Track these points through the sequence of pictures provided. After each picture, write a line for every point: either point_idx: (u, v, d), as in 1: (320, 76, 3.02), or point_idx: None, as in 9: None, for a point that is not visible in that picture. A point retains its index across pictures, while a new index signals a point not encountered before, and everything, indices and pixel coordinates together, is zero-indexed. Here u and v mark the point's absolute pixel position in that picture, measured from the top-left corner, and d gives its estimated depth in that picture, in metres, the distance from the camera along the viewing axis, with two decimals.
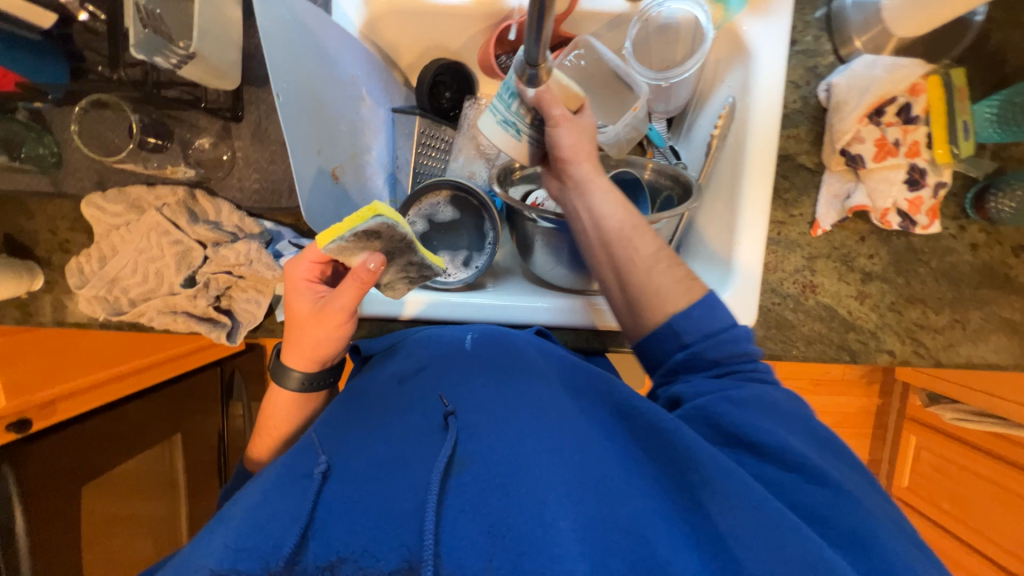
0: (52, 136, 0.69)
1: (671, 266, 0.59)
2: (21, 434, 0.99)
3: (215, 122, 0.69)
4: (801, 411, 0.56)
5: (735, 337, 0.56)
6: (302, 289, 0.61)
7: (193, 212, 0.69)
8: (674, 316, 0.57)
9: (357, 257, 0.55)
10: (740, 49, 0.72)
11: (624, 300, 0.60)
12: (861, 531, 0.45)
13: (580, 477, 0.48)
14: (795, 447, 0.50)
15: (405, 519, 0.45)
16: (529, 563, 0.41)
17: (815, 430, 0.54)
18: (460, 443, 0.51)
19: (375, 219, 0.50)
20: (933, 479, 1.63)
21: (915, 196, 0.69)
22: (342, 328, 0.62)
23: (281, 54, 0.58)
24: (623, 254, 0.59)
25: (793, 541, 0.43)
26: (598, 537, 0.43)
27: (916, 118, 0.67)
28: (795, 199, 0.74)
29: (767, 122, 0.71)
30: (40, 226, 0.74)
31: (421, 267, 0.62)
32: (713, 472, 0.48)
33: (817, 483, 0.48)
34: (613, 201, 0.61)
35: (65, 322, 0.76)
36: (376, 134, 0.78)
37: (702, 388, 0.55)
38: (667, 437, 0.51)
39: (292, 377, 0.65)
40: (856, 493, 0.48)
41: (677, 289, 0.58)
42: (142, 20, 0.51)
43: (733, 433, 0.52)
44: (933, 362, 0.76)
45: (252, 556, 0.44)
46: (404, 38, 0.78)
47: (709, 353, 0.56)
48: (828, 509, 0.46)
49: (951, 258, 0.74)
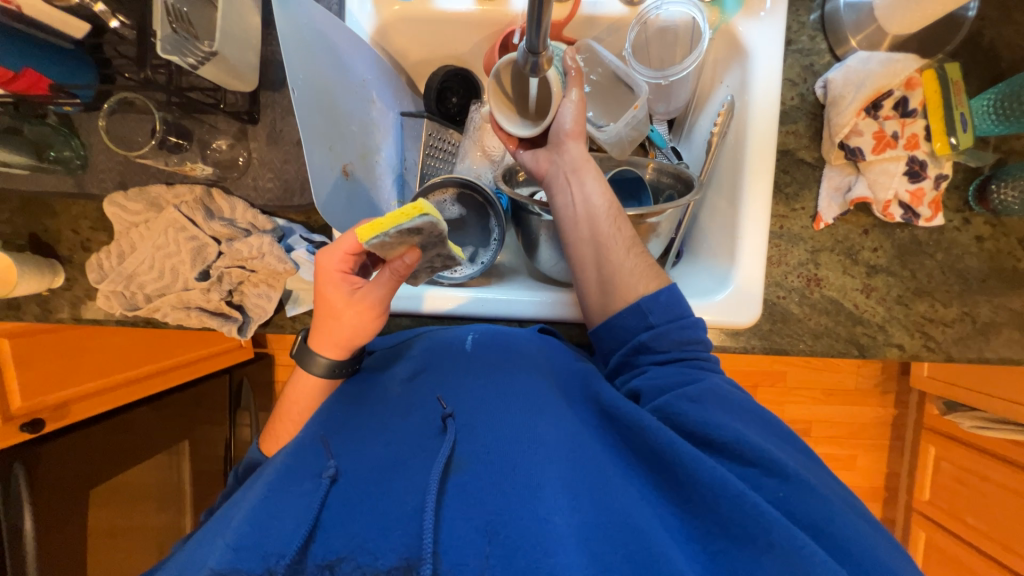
0: (79, 139, 0.73)
1: (642, 254, 0.62)
2: (33, 434, 1.00)
3: (232, 125, 0.72)
4: (752, 406, 0.58)
5: (695, 326, 0.60)
6: (336, 280, 0.59)
7: (209, 209, 0.72)
8: (643, 297, 0.60)
9: (395, 251, 0.55)
10: (738, 49, 0.74)
11: (599, 286, 0.63)
12: (820, 518, 0.46)
13: (574, 474, 0.48)
14: (750, 439, 0.51)
15: (406, 518, 0.44)
16: (524, 559, 0.41)
17: (765, 421, 0.57)
18: (458, 444, 0.50)
19: (422, 218, 0.50)
20: (956, 492, 1.57)
21: (916, 187, 0.70)
22: (374, 321, 0.62)
23: (297, 55, 0.61)
24: (608, 233, 0.62)
25: (772, 531, 0.43)
26: (592, 532, 0.44)
27: (913, 111, 0.69)
28: (797, 193, 0.75)
29: (767, 118, 0.72)
30: (63, 226, 0.77)
31: (447, 259, 0.62)
32: (697, 465, 0.48)
33: (778, 478, 0.48)
34: (601, 188, 0.64)
35: (83, 319, 0.78)
36: (386, 136, 0.81)
37: (660, 377, 0.58)
38: (651, 433, 0.51)
39: (318, 363, 0.64)
40: (812, 481, 0.49)
41: (640, 275, 0.61)
42: (171, 23, 0.54)
43: (698, 434, 0.52)
44: (944, 356, 0.75)
45: (252, 556, 0.43)
46: (414, 45, 0.81)
47: (671, 336, 0.59)
48: (788, 502, 0.47)
49: (957, 251, 0.74)
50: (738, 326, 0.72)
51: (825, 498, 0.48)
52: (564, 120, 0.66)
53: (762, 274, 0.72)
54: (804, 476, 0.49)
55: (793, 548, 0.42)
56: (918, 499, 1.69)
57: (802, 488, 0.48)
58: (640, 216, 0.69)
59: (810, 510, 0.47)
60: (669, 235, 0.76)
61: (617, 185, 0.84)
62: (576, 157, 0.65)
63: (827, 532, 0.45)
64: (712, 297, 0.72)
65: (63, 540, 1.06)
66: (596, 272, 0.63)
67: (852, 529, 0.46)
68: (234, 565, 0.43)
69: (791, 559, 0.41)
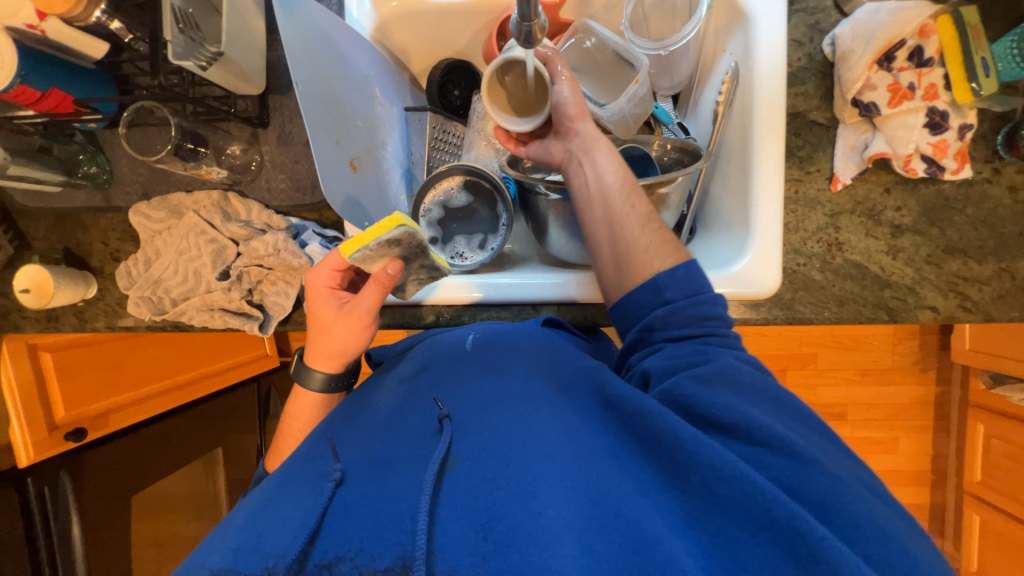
0: (105, 155, 0.77)
1: (658, 229, 0.61)
2: (77, 442, 1.04)
3: (245, 130, 0.75)
4: (768, 387, 0.54)
5: (714, 303, 0.58)
6: (325, 296, 0.65)
7: (226, 212, 0.74)
8: (659, 273, 0.58)
9: (376, 264, 0.59)
10: (738, 15, 0.73)
11: (613, 263, 0.62)
12: (831, 496, 0.43)
13: (570, 466, 0.46)
14: (759, 420, 0.47)
15: (401, 517, 0.43)
16: (517, 555, 0.39)
17: (777, 401, 0.52)
18: (455, 444, 0.49)
19: (398, 229, 0.55)
20: (1010, 470, 1.47)
21: (939, 139, 0.67)
22: (364, 331, 0.65)
23: (301, 55, 0.63)
24: (621, 210, 0.61)
25: (779, 507, 0.40)
26: (588, 523, 0.42)
27: (929, 60, 0.66)
28: (810, 156, 0.73)
29: (774, 82, 0.70)
30: (94, 239, 0.81)
31: (431, 270, 0.67)
32: (697, 446, 0.45)
33: (783, 456, 0.45)
34: (614, 161, 0.63)
35: (116, 326, 0.81)
36: (391, 131, 0.82)
37: (676, 356, 0.54)
38: (653, 419, 0.48)
39: (315, 378, 0.67)
40: (820, 460, 0.46)
41: (660, 251, 0.60)
42: (180, 28, 0.57)
43: (705, 416, 0.49)
44: (984, 316, 0.71)
45: (253, 558, 0.43)
46: (414, 42, 0.83)
47: (688, 312, 0.56)
48: (794, 480, 0.44)
49: (989, 204, 0.71)
50: (759, 296, 0.70)
51: (835, 477, 0.44)
52: (567, 103, 0.64)
53: (780, 243, 0.70)
54: (812, 454, 0.46)
55: (792, 526, 0.39)
56: (969, 480, 1.60)
57: (810, 466, 0.45)
58: (652, 185, 0.68)
59: (816, 488, 0.43)
60: (678, 207, 0.75)
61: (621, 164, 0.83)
62: (587, 126, 0.64)
63: (836, 508, 0.42)
64: (729, 267, 0.71)
65: (101, 546, 1.10)
66: (610, 248, 0.62)
67: (860, 505, 0.43)
68: (235, 566, 0.42)
69: (792, 537, 0.39)
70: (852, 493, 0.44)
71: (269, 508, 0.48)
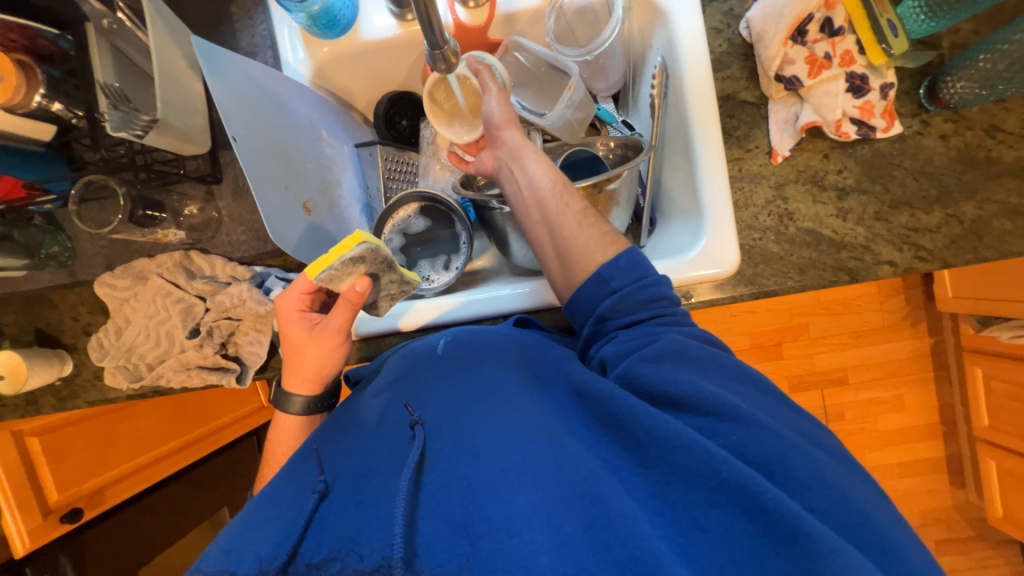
0: (65, 233, 0.78)
1: (595, 224, 0.62)
2: (73, 523, 1.04)
3: (199, 189, 0.77)
4: (718, 354, 0.54)
5: (659, 282, 0.58)
6: (296, 318, 0.66)
7: (190, 270, 0.75)
8: (602, 265, 0.59)
9: (345, 282, 0.61)
10: (657, 12, 0.76)
11: (558, 261, 0.63)
12: (792, 458, 0.44)
13: (535, 453, 0.46)
14: (708, 391, 0.48)
15: (381, 521, 0.44)
16: (489, 545, 0.40)
17: (732, 369, 0.52)
18: (429, 445, 0.49)
19: (361, 246, 0.58)
20: (1015, 409, 1.48)
21: (863, 101, 0.70)
22: (338, 351, 0.67)
23: (236, 109, 0.64)
24: (555, 211, 0.62)
25: (730, 469, 0.41)
26: (556, 507, 0.42)
27: (840, 29, 0.69)
28: (747, 134, 0.75)
29: (701, 69, 0.73)
30: (64, 315, 0.81)
31: (402, 282, 0.70)
32: (655, 421, 0.45)
33: (732, 421, 0.46)
34: (544, 166, 0.65)
35: (97, 399, 0.81)
36: (345, 168, 0.84)
37: (628, 341, 0.55)
38: (613, 399, 0.49)
39: (295, 402, 0.69)
40: (762, 419, 0.46)
41: (605, 241, 0.61)
42: (112, 105, 0.61)
43: (657, 395, 0.49)
44: (940, 263, 0.73)
45: (246, 559, 0.46)
46: (355, 81, 0.86)
47: (636, 297, 0.57)
48: (742, 444, 0.44)
49: (924, 155, 0.73)
50: (721, 276, 0.71)
51: (779, 437, 0.45)
52: (492, 112, 0.67)
53: (732, 222, 0.72)
54: (757, 416, 0.46)
55: (740, 483, 0.40)
56: (978, 426, 1.60)
57: (756, 427, 0.45)
58: (603, 182, 0.70)
59: (763, 446, 0.44)
60: (629, 200, 0.77)
61: (571, 167, 0.85)
62: (514, 131, 0.67)
63: (790, 471, 0.43)
64: (686, 253, 0.72)
65: None
66: (552, 247, 0.63)
67: (818, 467, 0.44)
68: (230, 566, 0.45)
69: (745, 499, 0.40)
70: (805, 454, 0.44)
71: (249, 520, 0.50)
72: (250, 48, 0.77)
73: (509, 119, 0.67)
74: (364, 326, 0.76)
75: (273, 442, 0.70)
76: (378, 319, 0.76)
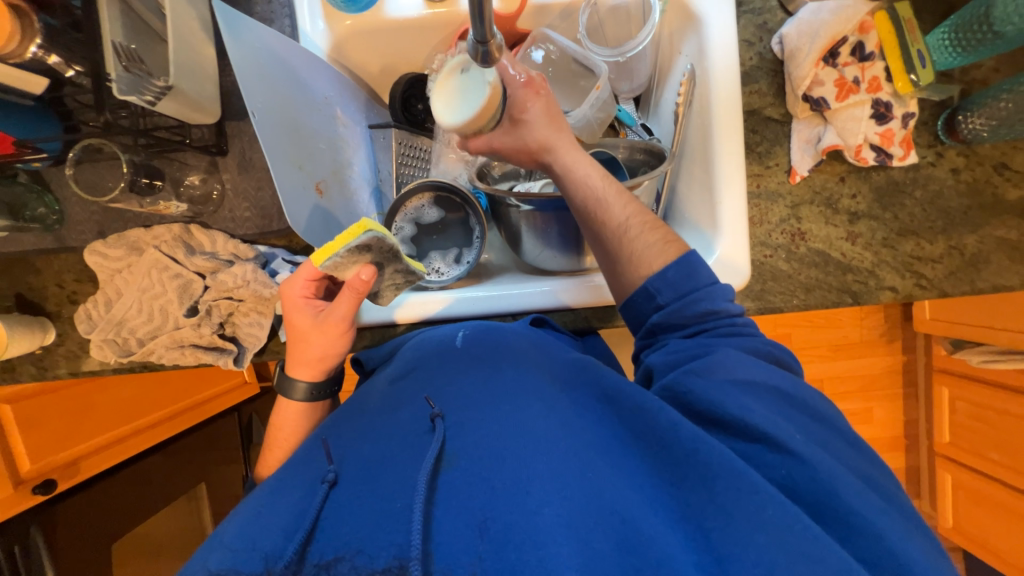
0: (53, 194, 0.74)
1: (655, 228, 0.62)
2: (47, 495, 1.00)
3: (202, 159, 0.74)
4: (802, 387, 0.54)
5: (712, 294, 0.59)
6: (301, 305, 0.65)
7: (189, 245, 0.72)
8: (649, 278, 0.60)
9: (350, 270, 0.60)
10: (691, 18, 0.75)
11: (609, 269, 0.64)
12: (821, 494, 0.44)
13: (568, 456, 0.47)
14: (759, 419, 0.48)
15: (396, 517, 0.44)
16: (513, 553, 0.40)
17: (805, 399, 0.53)
18: (447, 442, 0.50)
19: (366, 235, 0.56)
20: (975, 429, 1.56)
21: (885, 129, 0.70)
22: (341, 340, 0.66)
23: (256, 84, 0.61)
24: (599, 220, 0.62)
25: (773, 505, 0.42)
26: (585, 520, 0.43)
27: (870, 55, 0.69)
28: (769, 151, 0.75)
29: (729, 80, 0.72)
30: (48, 282, 0.76)
31: (407, 273, 0.68)
32: (697, 444, 0.46)
33: (784, 453, 0.46)
34: (588, 165, 0.64)
35: (81, 372, 0.77)
36: (356, 150, 0.81)
37: (677, 351, 0.57)
38: (656, 415, 0.50)
39: (298, 388, 0.67)
40: (821, 459, 0.46)
41: (653, 252, 0.60)
42: (124, 66, 0.55)
43: (700, 412, 0.51)
44: (938, 292, 0.75)
45: (252, 556, 0.44)
46: (372, 57, 0.83)
47: (686, 312, 0.58)
48: (790, 479, 0.46)
49: (935, 186, 0.74)
50: None
51: (830, 469, 0.45)
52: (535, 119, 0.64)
53: (746, 246, 0.71)
54: (811, 453, 0.46)
55: (782, 520, 0.41)
56: (939, 442, 1.69)
57: (807, 463, 0.46)
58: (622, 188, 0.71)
59: (811, 485, 0.45)
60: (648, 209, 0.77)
61: None
62: (560, 139, 0.65)
63: (822, 505, 0.44)
64: None
65: None
66: (604, 256, 0.64)
67: (838, 490, 0.44)
68: (231, 565, 0.43)
69: (785, 535, 0.40)
70: (859, 496, 0.44)
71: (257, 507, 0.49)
72: (266, 15, 0.76)
73: (552, 125, 0.65)
74: (368, 316, 0.74)
75: (270, 431, 0.69)
76: (383, 307, 0.74)
